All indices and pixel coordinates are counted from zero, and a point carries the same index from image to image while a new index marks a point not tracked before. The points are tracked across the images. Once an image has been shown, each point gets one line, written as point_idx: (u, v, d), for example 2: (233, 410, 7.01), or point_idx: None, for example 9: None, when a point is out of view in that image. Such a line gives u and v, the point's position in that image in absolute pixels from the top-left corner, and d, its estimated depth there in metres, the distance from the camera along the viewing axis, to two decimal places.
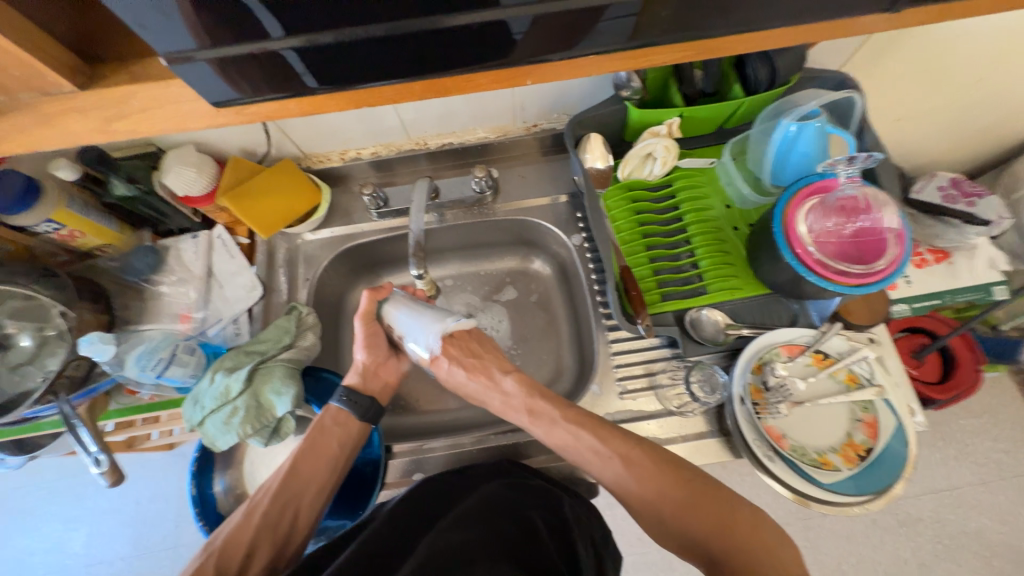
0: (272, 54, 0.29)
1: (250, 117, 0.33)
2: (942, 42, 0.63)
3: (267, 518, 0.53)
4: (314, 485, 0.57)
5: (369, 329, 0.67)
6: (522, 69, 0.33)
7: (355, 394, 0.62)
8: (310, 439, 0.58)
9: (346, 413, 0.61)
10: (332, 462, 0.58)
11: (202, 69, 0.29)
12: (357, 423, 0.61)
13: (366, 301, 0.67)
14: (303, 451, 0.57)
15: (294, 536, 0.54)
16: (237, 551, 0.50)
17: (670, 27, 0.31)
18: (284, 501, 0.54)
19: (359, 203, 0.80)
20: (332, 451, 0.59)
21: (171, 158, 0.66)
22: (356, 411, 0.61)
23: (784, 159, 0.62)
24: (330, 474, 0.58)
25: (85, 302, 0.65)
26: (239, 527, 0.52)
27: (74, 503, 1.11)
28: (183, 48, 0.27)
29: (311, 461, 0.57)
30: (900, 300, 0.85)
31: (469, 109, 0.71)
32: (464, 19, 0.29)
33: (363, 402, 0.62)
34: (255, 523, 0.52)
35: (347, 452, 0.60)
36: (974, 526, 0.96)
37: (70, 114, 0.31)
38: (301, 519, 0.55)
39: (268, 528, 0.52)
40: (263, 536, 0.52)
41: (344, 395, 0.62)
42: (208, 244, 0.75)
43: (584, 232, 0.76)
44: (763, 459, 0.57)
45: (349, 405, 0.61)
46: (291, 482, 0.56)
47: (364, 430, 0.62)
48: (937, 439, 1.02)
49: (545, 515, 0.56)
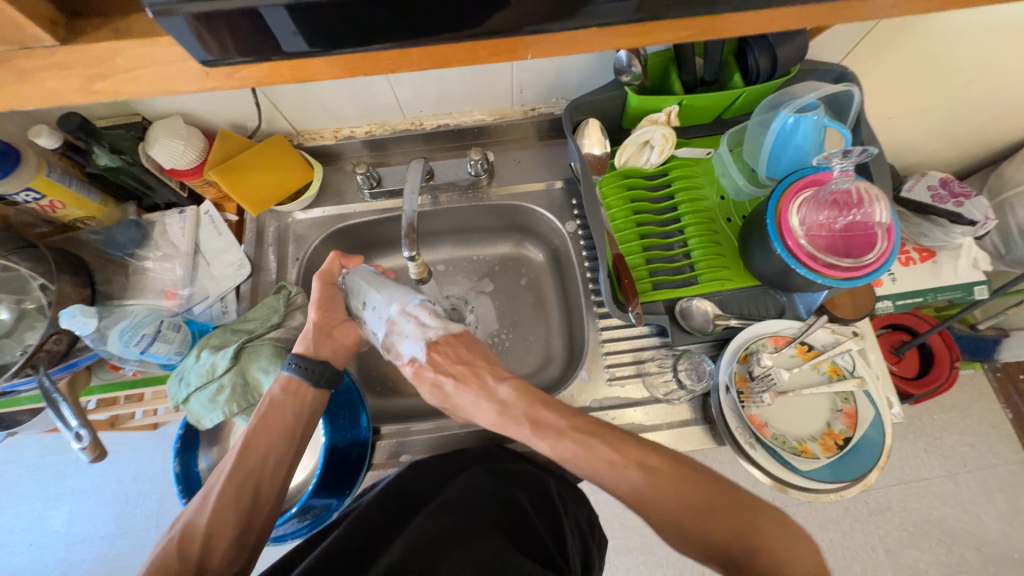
0: (254, 11, 0.27)
1: (240, 82, 0.32)
2: (942, 43, 0.63)
3: (226, 497, 0.51)
4: (272, 460, 0.55)
5: (324, 292, 0.65)
6: (522, 40, 0.32)
7: (302, 359, 0.59)
8: (262, 413, 0.57)
9: (297, 381, 0.59)
10: (287, 435, 0.57)
11: (181, 25, 0.27)
12: (311, 391, 0.59)
13: (330, 263, 0.66)
14: (254, 426, 0.56)
15: (259, 511, 0.53)
16: (199, 533, 0.49)
17: (675, 4, 0.31)
18: (241, 479, 0.52)
19: (352, 182, 0.79)
20: (286, 422, 0.57)
21: (157, 129, 0.63)
22: (309, 378, 0.59)
23: (780, 151, 0.62)
24: (288, 447, 0.57)
25: (65, 276, 0.62)
26: (198, 511, 0.50)
27: (56, 480, 1.10)
28: (164, 0, 0.25)
29: (266, 435, 0.56)
30: (885, 296, 0.87)
31: (466, 90, 0.70)
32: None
33: (317, 368, 0.59)
34: (212, 505, 0.51)
35: (304, 422, 0.58)
36: (939, 515, 1.00)
37: (49, 70, 0.30)
38: (265, 491, 0.54)
39: (227, 507, 0.51)
40: (223, 515, 0.50)
41: (294, 363, 0.59)
42: (195, 220, 0.73)
43: (579, 220, 0.76)
44: (744, 446, 0.58)
45: (298, 371, 0.59)
46: (245, 458, 0.54)
47: (320, 396, 0.60)
48: (909, 432, 1.05)
49: (531, 497, 0.57)
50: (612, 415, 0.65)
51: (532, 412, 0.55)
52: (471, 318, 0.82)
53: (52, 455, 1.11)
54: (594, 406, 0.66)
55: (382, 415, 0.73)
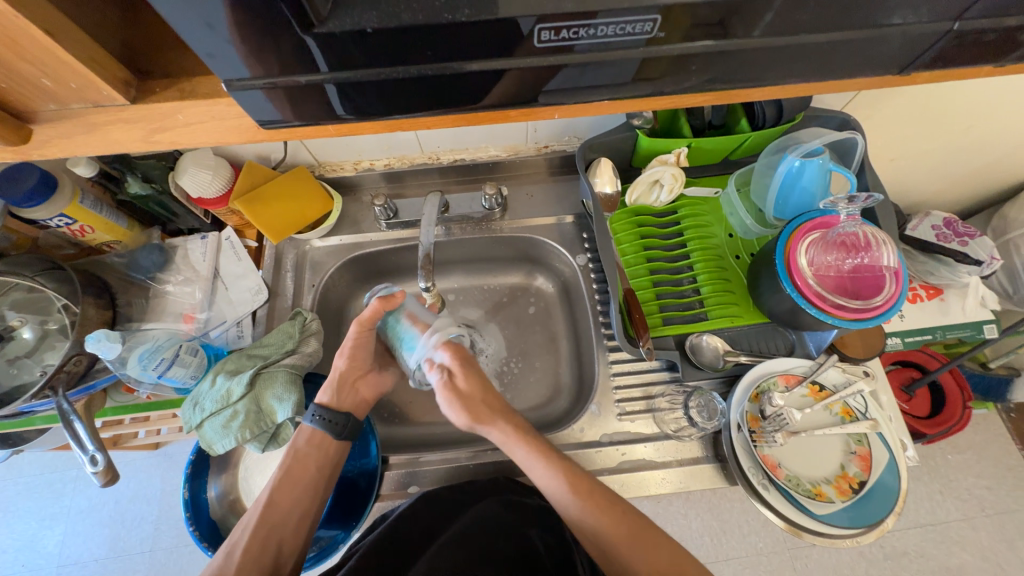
0: (319, 86, 0.29)
1: (286, 136, 0.34)
2: (940, 94, 0.66)
3: (250, 552, 0.52)
4: (296, 513, 0.57)
5: (360, 337, 0.64)
6: (543, 108, 0.35)
7: (327, 411, 0.60)
8: (286, 465, 0.58)
9: (320, 433, 0.60)
10: (311, 486, 0.58)
11: (258, 96, 0.29)
12: (332, 444, 0.61)
13: (373, 308, 0.63)
14: (279, 480, 0.57)
15: (284, 565, 0.54)
16: None
17: (685, 79, 0.32)
18: (266, 532, 0.54)
19: (369, 213, 0.81)
20: (310, 475, 0.58)
21: (187, 160, 0.66)
22: (332, 431, 0.60)
23: (786, 192, 0.64)
24: (312, 499, 0.58)
25: (89, 298, 0.63)
26: (224, 565, 0.52)
27: (53, 499, 1.09)
28: (243, 77, 0.28)
29: (290, 488, 0.57)
30: (893, 334, 0.87)
31: (482, 129, 0.73)
32: (489, 66, 0.29)
33: (339, 420, 0.61)
34: (238, 557, 0.52)
35: (326, 474, 0.60)
36: (957, 561, 0.96)
37: (117, 124, 0.32)
38: (287, 547, 0.55)
39: (253, 560, 0.52)
40: (247, 570, 0.51)
41: (318, 415, 0.60)
42: (216, 246, 0.75)
43: (590, 253, 0.78)
44: (757, 487, 0.58)
45: (322, 424, 0.60)
46: (271, 511, 0.55)
47: (341, 447, 0.61)
48: (923, 473, 1.03)
49: (543, 534, 0.57)
50: (622, 450, 0.65)
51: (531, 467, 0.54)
52: (481, 348, 0.82)
53: (51, 473, 1.11)
54: (604, 441, 0.66)
55: (390, 444, 0.73)
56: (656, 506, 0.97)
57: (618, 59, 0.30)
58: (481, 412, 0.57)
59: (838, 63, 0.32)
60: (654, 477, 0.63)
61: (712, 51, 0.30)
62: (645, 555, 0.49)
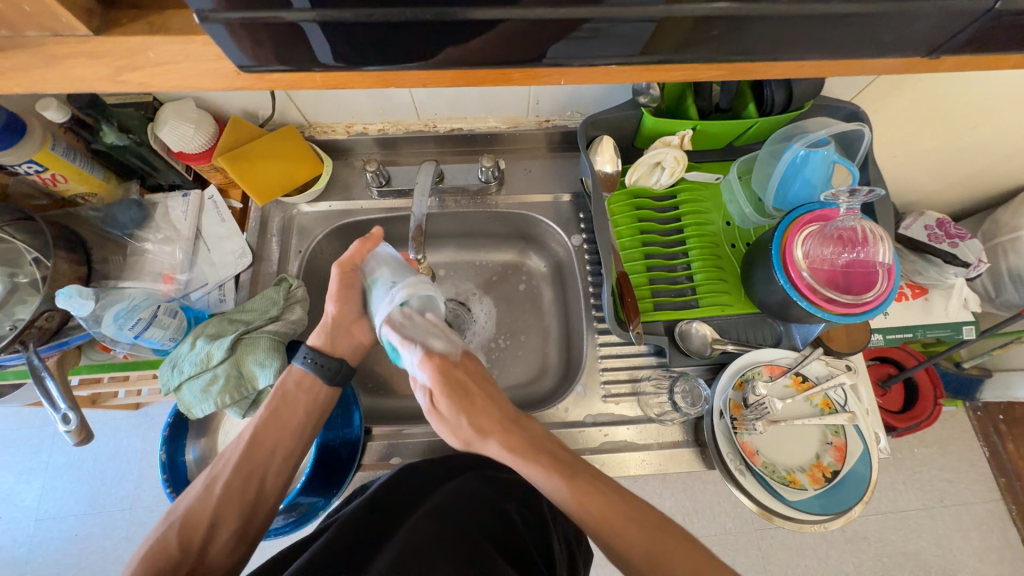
0: (304, 25, 0.27)
1: (270, 83, 0.32)
2: (951, 92, 0.65)
3: (230, 488, 0.54)
4: (279, 454, 0.57)
5: (342, 282, 0.63)
6: (547, 70, 0.32)
7: (318, 354, 0.60)
8: (272, 406, 0.58)
9: (311, 377, 0.60)
10: (295, 430, 0.58)
11: (235, 32, 0.27)
12: (323, 389, 0.61)
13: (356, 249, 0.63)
14: (266, 420, 0.57)
15: (262, 504, 0.55)
16: (205, 518, 0.52)
17: (695, 48, 0.31)
18: (247, 471, 0.55)
19: (360, 179, 0.78)
20: (297, 419, 0.59)
21: (168, 111, 0.62)
22: (322, 376, 0.60)
23: (789, 182, 0.63)
24: (296, 442, 0.58)
25: (61, 252, 0.60)
26: (203, 498, 0.53)
27: (31, 455, 1.08)
28: (217, 8, 0.25)
29: (275, 429, 0.57)
30: (877, 330, 0.88)
31: (481, 97, 0.70)
32: (488, 14, 0.27)
33: (332, 365, 0.61)
34: (217, 493, 0.53)
35: (314, 418, 0.60)
36: (912, 547, 1.01)
37: (77, 58, 0.30)
38: (268, 487, 0.56)
39: (232, 497, 0.53)
40: (228, 505, 0.53)
41: (310, 358, 0.60)
42: (198, 205, 0.72)
43: (585, 234, 0.76)
44: (734, 472, 0.59)
45: (313, 367, 0.60)
46: (254, 451, 0.56)
47: (331, 394, 0.61)
48: (890, 464, 1.06)
49: (521, 509, 0.57)
50: (605, 431, 0.66)
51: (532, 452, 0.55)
52: (471, 323, 0.82)
53: (28, 429, 1.09)
54: (587, 421, 0.66)
55: (374, 415, 0.73)
56: (632, 484, 1.00)
57: (630, 20, 0.28)
58: (479, 422, 0.58)
59: (863, 38, 0.30)
60: (634, 458, 0.64)
61: (728, 16, 0.28)
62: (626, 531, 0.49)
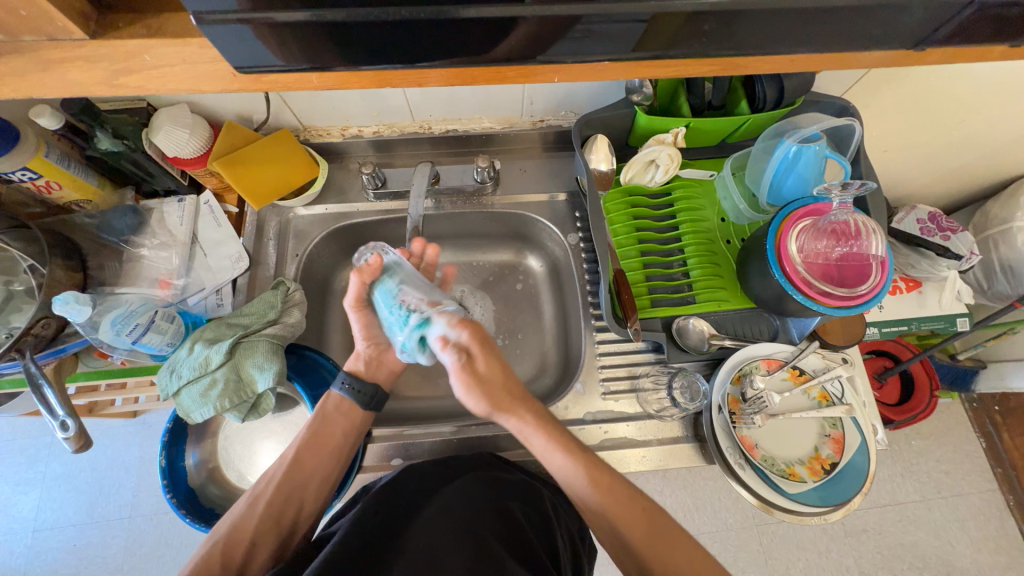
0: (299, 26, 0.27)
1: (266, 86, 0.32)
2: (939, 87, 0.66)
3: (271, 508, 0.52)
4: (318, 475, 0.56)
5: (363, 316, 0.63)
6: (541, 67, 0.33)
7: (356, 381, 0.61)
8: (314, 426, 0.58)
9: (349, 402, 0.61)
10: (335, 452, 0.58)
11: (229, 32, 0.27)
12: (360, 411, 0.61)
13: (355, 285, 0.60)
14: (307, 440, 0.57)
15: (299, 526, 0.54)
16: (244, 539, 0.50)
17: (688, 42, 0.31)
18: (289, 491, 0.54)
19: (355, 182, 0.78)
20: (337, 441, 0.58)
21: (162, 116, 0.62)
22: (359, 400, 0.60)
23: (781, 178, 0.64)
24: (336, 464, 0.58)
25: (57, 260, 0.60)
26: (244, 518, 0.51)
27: (27, 464, 1.07)
28: (214, 10, 0.26)
29: (317, 450, 0.57)
30: (872, 324, 0.89)
31: (475, 98, 0.70)
32: (481, 13, 0.27)
33: (367, 390, 0.61)
34: (257, 514, 0.52)
35: (352, 440, 0.60)
36: (911, 539, 1.02)
37: (72, 62, 0.30)
38: (306, 509, 0.55)
39: (272, 518, 0.52)
40: (268, 525, 0.52)
41: (347, 383, 0.61)
42: (194, 210, 0.72)
43: (581, 232, 0.77)
44: (733, 466, 0.60)
45: (351, 393, 0.60)
46: (296, 472, 0.55)
47: (368, 417, 0.62)
48: (887, 456, 1.07)
49: (525, 507, 0.56)
50: (605, 429, 0.66)
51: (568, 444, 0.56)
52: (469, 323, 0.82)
53: (25, 439, 1.08)
54: (586, 419, 0.67)
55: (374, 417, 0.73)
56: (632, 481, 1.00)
57: (620, 18, 0.28)
58: (501, 401, 0.55)
59: (856, 32, 0.30)
60: (634, 454, 0.65)
61: (718, 11, 0.28)
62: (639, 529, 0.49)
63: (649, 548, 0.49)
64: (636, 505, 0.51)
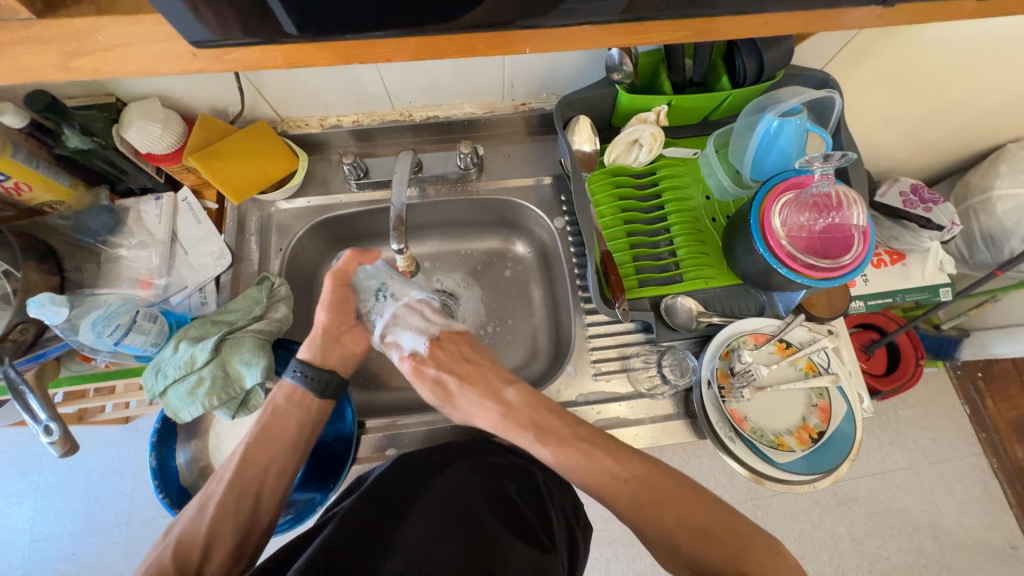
0: None
1: (228, 65, 0.32)
2: (917, 56, 0.66)
3: (225, 507, 0.53)
4: (273, 469, 0.56)
5: (335, 291, 0.64)
6: (516, 34, 0.32)
7: (308, 368, 0.60)
8: (264, 421, 0.57)
9: (301, 391, 0.60)
10: (288, 445, 0.58)
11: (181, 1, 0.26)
12: (315, 401, 0.60)
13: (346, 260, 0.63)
14: (256, 436, 0.57)
15: (259, 522, 0.54)
16: (198, 540, 0.51)
17: (664, 5, 0.31)
18: (241, 489, 0.54)
19: (337, 173, 0.77)
20: (289, 433, 0.58)
21: (133, 111, 0.60)
22: (313, 387, 0.59)
23: (764, 153, 0.63)
24: (291, 456, 0.58)
25: (31, 263, 0.58)
26: (194, 521, 0.52)
27: (18, 476, 1.05)
28: None
29: (268, 445, 0.57)
30: (858, 297, 0.90)
31: (456, 82, 0.69)
32: None
33: (322, 377, 0.60)
34: (211, 513, 0.52)
35: (307, 431, 0.59)
36: (900, 504, 1.05)
37: (24, 43, 0.29)
38: (264, 503, 0.55)
39: (226, 517, 0.52)
40: (223, 524, 0.52)
41: (300, 372, 0.59)
42: (172, 207, 0.71)
43: (568, 216, 0.76)
44: (724, 440, 0.60)
45: (303, 380, 0.59)
46: (247, 469, 0.55)
47: (324, 406, 0.61)
48: (876, 426, 1.10)
49: (519, 487, 0.57)
50: (598, 409, 0.66)
51: (538, 418, 0.57)
52: (459, 312, 0.82)
53: (14, 450, 1.07)
54: (579, 400, 0.67)
55: (367, 409, 0.72)
56: None
57: None
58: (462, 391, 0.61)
59: None
60: (627, 433, 0.65)
61: None
62: (638, 503, 0.52)
63: (642, 518, 0.52)
64: (636, 479, 0.53)
